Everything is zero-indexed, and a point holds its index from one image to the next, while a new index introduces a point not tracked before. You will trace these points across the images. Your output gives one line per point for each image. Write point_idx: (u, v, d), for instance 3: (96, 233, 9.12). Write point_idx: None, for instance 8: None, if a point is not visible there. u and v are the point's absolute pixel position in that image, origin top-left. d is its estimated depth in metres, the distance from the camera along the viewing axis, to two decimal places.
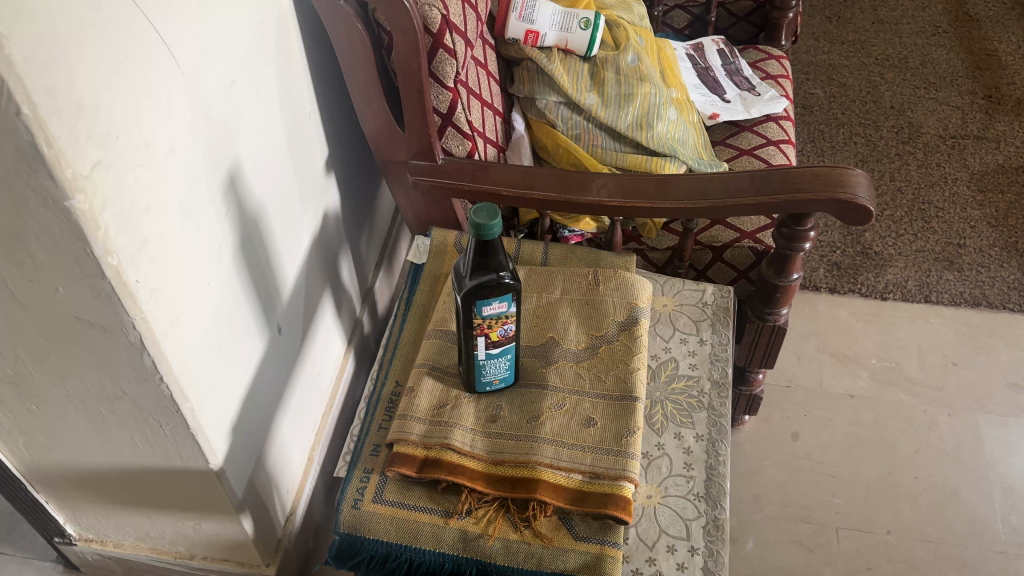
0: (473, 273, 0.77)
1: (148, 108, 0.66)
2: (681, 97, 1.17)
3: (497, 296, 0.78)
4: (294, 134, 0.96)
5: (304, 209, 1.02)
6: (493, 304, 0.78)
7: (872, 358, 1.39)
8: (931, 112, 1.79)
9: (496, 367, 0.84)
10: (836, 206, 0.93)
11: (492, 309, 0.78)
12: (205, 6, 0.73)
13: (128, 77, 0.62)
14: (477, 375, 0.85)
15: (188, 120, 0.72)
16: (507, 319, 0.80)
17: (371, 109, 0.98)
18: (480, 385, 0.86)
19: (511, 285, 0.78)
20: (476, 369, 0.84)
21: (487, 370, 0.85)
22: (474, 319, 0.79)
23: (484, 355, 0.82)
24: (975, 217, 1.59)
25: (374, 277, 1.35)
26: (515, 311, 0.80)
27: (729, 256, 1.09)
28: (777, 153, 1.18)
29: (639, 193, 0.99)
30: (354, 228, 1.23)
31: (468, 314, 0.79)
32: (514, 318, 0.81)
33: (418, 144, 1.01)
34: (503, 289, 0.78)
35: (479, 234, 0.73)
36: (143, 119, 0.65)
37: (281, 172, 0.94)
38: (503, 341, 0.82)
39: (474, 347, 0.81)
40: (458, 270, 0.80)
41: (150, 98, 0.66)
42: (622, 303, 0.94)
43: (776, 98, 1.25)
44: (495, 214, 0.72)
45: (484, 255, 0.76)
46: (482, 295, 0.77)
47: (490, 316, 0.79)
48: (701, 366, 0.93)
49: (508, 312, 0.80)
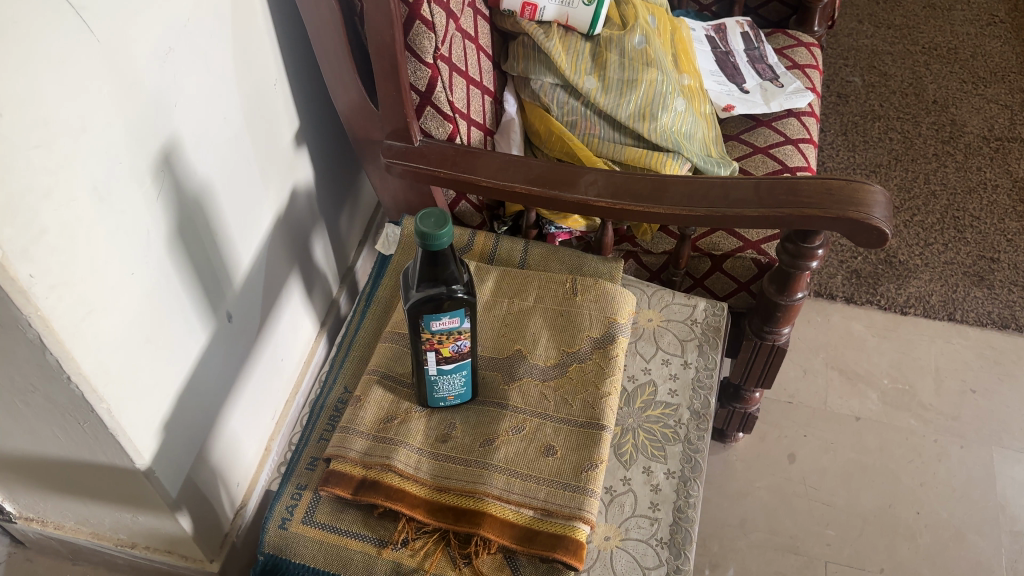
0: (421, 285, 0.68)
1: (49, 80, 0.57)
2: (694, 84, 1.06)
3: (448, 311, 0.69)
4: (253, 106, 0.87)
5: (267, 187, 0.94)
6: (442, 320, 0.69)
7: (884, 378, 1.29)
8: (977, 109, 1.65)
9: (450, 383, 0.77)
10: (847, 226, 0.83)
11: (442, 325, 0.70)
12: None
13: (19, 46, 0.54)
14: (429, 390, 0.77)
15: (105, 93, 0.64)
16: (460, 335, 0.71)
17: (342, 82, 0.89)
18: (433, 398, 0.78)
19: (465, 300, 0.69)
20: (426, 385, 0.76)
21: (440, 386, 0.77)
22: (423, 334, 0.70)
23: (434, 371, 0.74)
24: (1013, 230, 1.46)
25: (355, 257, 1.28)
26: (471, 327, 0.71)
27: (729, 266, 0.99)
28: (795, 154, 1.07)
29: (630, 194, 0.89)
30: (332, 204, 1.15)
31: (416, 327, 0.70)
32: (469, 334, 0.72)
33: (393, 124, 0.92)
34: (456, 304, 0.68)
35: (426, 246, 0.64)
36: (42, 95, 0.57)
37: (235, 148, 0.85)
38: (457, 358, 0.74)
39: (424, 361, 0.73)
40: (408, 278, 0.71)
41: (52, 67, 0.57)
42: (599, 317, 0.84)
43: (801, 90, 1.13)
44: (444, 222, 0.63)
45: (433, 266, 0.66)
46: (432, 310, 0.68)
47: (441, 331, 0.70)
48: (681, 393, 0.84)
49: (462, 328, 0.71)
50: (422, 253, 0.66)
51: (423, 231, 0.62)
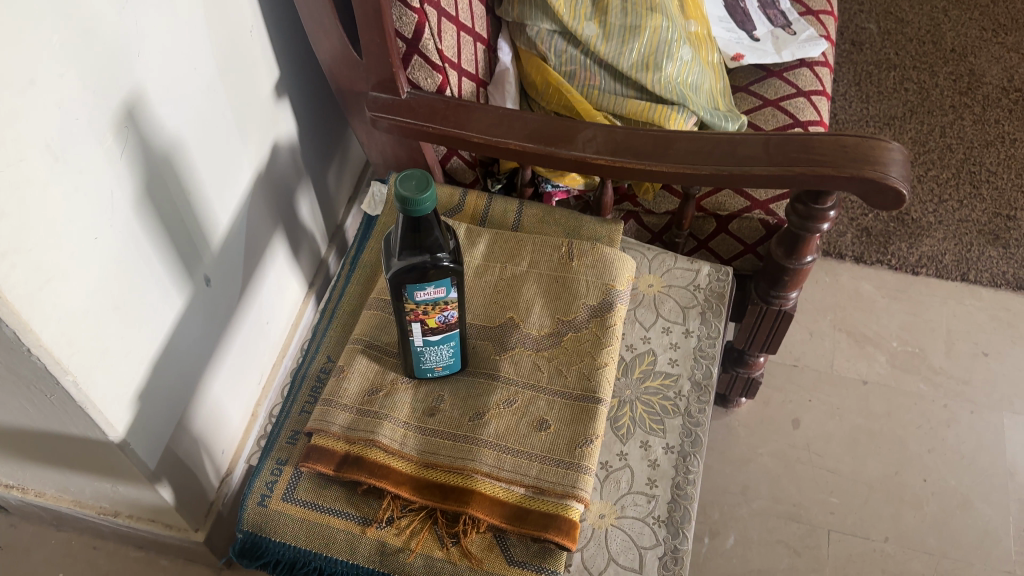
0: (402, 253, 0.63)
1: None
2: (701, 31, 1.00)
3: (432, 281, 0.64)
4: (228, 56, 0.82)
5: (245, 143, 0.89)
6: (426, 290, 0.65)
7: (894, 341, 1.25)
8: (997, 58, 1.58)
9: (438, 354, 0.72)
10: (862, 186, 0.78)
11: (426, 296, 0.65)
12: None
13: None
14: (415, 361, 0.73)
15: (56, 41, 0.58)
16: (446, 305, 0.67)
17: (323, 28, 0.84)
18: (421, 370, 0.74)
19: (451, 269, 0.64)
20: (412, 356, 0.72)
21: (427, 357, 0.72)
22: (406, 304, 0.66)
23: (420, 342, 0.70)
24: None
25: (345, 215, 1.23)
26: (458, 296, 0.67)
27: (736, 227, 0.94)
28: (807, 108, 1.01)
29: (630, 150, 0.84)
30: (317, 160, 1.10)
31: (399, 297, 0.66)
32: (457, 304, 0.68)
33: (379, 74, 0.86)
34: (442, 274, 0.64)
35: (408, 211, 0.59)
36: None
37: (208, 101, 0.80)
38: (444, 328, 0.69)
39: (409, 331, 0.69)
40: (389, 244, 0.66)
41: None
42: (596, 284, 0.79)
43: (814, 38, 1.06)
44: (427, 184, 0.58)
45: (416, 231, 0.62)
46: (415, 280, 0.64)
47: (425, 301, 0.66)
48: (682, 363, 0.80)
49: (449, 298, 0.66)
50: (403, 219, 0.61)
51: (405, 197, 0.57)
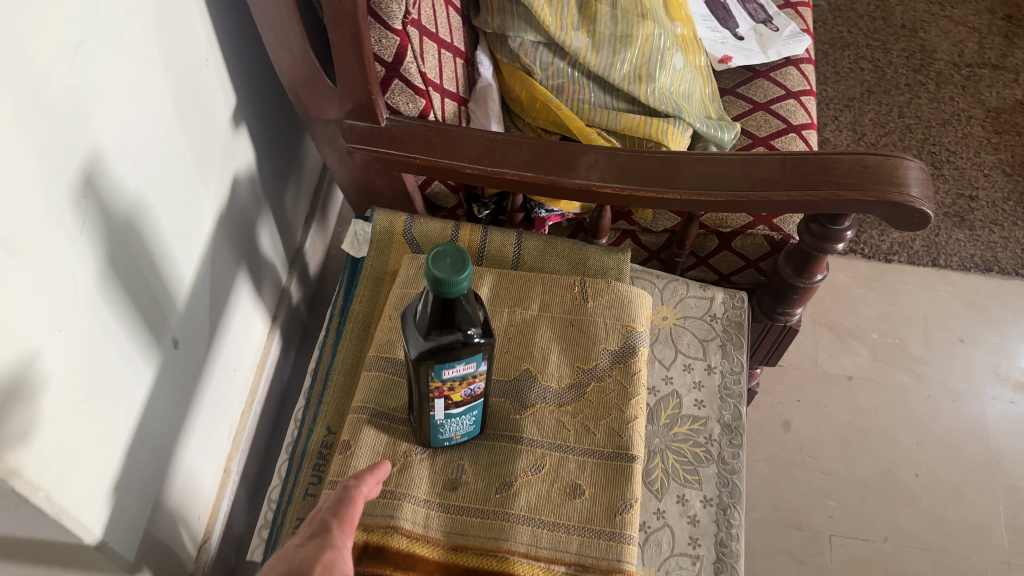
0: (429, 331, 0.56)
1: None
2: (687, 32, 0.93)
3: (464, 359, 0.57)
4: (184, 92, 0.71)
5: (206, 184, 0.79)
6: (456, 367, 0.58)
7: (873, 333, 1.24)
8: (945, 33, 1.58)
9: (459, 424, 0.66)
10: (887, 209, 0.74)
11: (455, 373, 0.58)
12: None
13: None
14: (432, 432, 0.66)
15: (3, 115, 0.47)
16: (474, 379, 0.60)
17: (290, 54, 0.74)
18: (437, 440, 0.67)
19: (484, 345, 0.57)
20: (431, 429, 0.65)
21: (447, 428, 0.66)
22: (431, 383, 0.59)
23: (441, 416, 0.63)
24: (989, 163, 1.41)
25: (304, 236, 1.13)
26: (486, 369, 0.60)
27: (739, 244, 0.90)
28: (798, 110, 0.96)
29: (638, 177, 0.78)
30: (276, 185, 1.00)
31: (423, 377, 0.58)
32: (484, 376, 0.61)
33: (355, 102, 0.77)
34: (475, 351, 0.57)
35: (439, 292, 0.52)
36: None
37: (167, 147, 0.69)
38: (469, 400, 0.63)
39: (431, 407, 0.61)
40: (409, 321, 0.58)
41: None
42: (616, 326, 0.74)
43: (798, 34, 1.02)
44: (463, 264, 0.51)
45: (445, 311, 0.54)
46: (446, 360, 0.57)
47: (452, 378, 0.59)
48: (709, 404, 0.75)
49: (478, 372, 0.60)
50: (433, 297, 0.54)
51: (441, 278, 0.50)
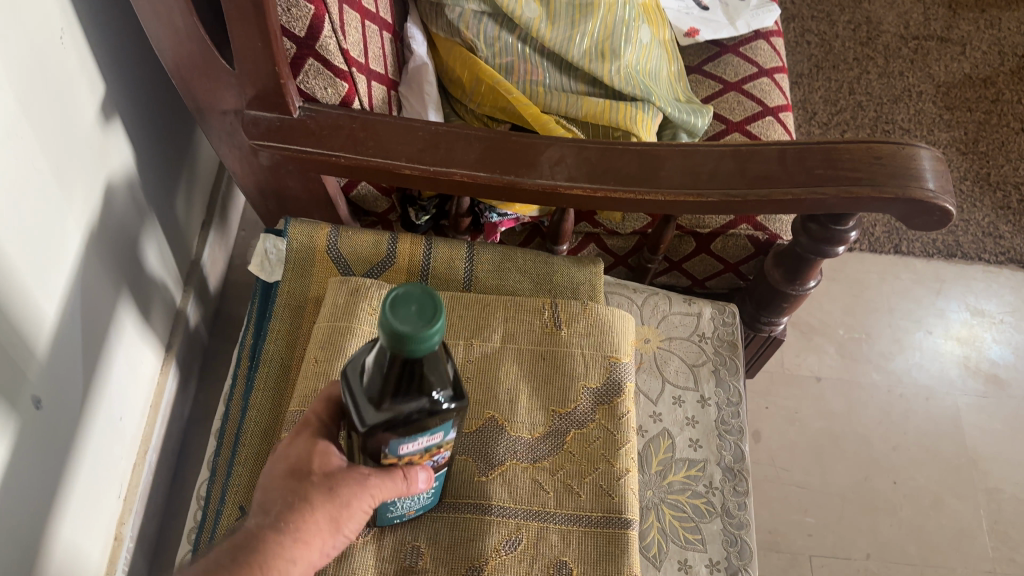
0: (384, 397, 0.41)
1: None
2: (649, 2, 0.78)
3: (428, 429, 0.43)
4: (28, 79, 0.54)
5: (68, 196, 0.61)
6: (417, 439, 0.44)
7: (839, 329, 1.16)
8: (890, 4, 1.50)
9: (413, 498, 0.51)
10: (904, 207, 0.63)
11: (416, 446, 0.44)
12: None
13: None
14: (379, 510, 0.52)
15: None
16: (438, 450, 0.46)
17: (172, 27, 0.57)
18: (385, 517, 0.53)
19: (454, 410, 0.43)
20: (379, 507, 0.50)
21: (398, 504, 0.51)
22: (384, 458, 0.44)
23: None
24: (944, 141, 1.34)
25: (200, 246, 0.96)
26: (456, 434, 0.46)
27: (718, 246, 0.78)
28: (774, 89, 0.84)
29: (612, 175, 0.64)
30: (165, 189, 0.83)
31: (372, 453, 0.44)
32: (450, 444, 0.47)
33: (259, 88, 0.61)
34: (443, 418, 0.43)
35: (397, 351, 0.37)
36: None
37: (6, 154, 0.52)
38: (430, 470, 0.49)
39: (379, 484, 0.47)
40: (353, 380, 0.43)
41: None
42: (596, 359, 0.61)
43: (766, 3, 0.89)
44: (436, 313, 0.37)
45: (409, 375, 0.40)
46: (406, 432, 0.42)
47: (411, 453, 0.45)
48: (706, 444, 0.64)
49: (445, 441, 0.46)
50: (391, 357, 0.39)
51: (407, 337, 0.36)
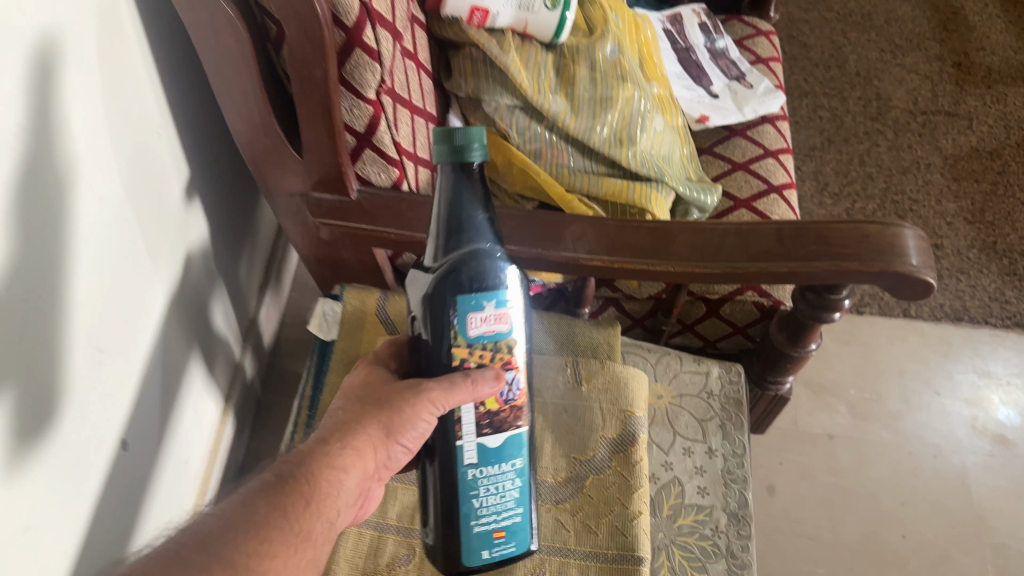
0: (451, 242, 0.49)
1: None
2: (664, 92, 0.87)
3: (492, 291, 0.48)
4: (131, 168, 0.64)
5: (157, 266, 0.71)
6: (484, 310, 0.49)
7: (850, 389, 1.22)
8: (899, 81, 1.59)
9: (501, 489, 0.53)
10: (890, 281, 0.70)
11: (484, 323, 0.49)
12: None
13: None
14: (469, 504, 0.52)
15: None
16: (509, 356, 0.50)
17: (250, 124, 0.67)
18: (474, 539, 0.53)
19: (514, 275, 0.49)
20: (468, 488, 0.52)
21: (488, 495, 0.52)
22: (456, 350, 0.49)
23: (476, 454, 0.52)
24: (952, 211, 1.42)
25: (257, 305, 1.05)
26: (527, 340, 0.51)
27: (727, 310, 0.86)
28: (778, 169, 0.93)
29: (629, 249, 0.73)
30: (231, 256, 0.93)
31: (446, 332, 0.49)
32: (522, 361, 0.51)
33: (322, 173, 0.70)
34: (504, 280, 0.48)
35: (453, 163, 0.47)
36: None
37: (113, 234, 0.62)
38: (510, 424, 0.52)
39: (458, 426, 0.51)
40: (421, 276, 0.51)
41: None
42: (613, 412, 0.69)
43: (773, 90, 0.97)
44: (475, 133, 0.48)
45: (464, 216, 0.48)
46: (471, 288, 0.48)
47: (483, 340, 0.50)
48: (713, 491, 0.71)
49: (517, 340, 0.50)
50: (448, 187, 0.49)
51: (447, 132, 0.46)
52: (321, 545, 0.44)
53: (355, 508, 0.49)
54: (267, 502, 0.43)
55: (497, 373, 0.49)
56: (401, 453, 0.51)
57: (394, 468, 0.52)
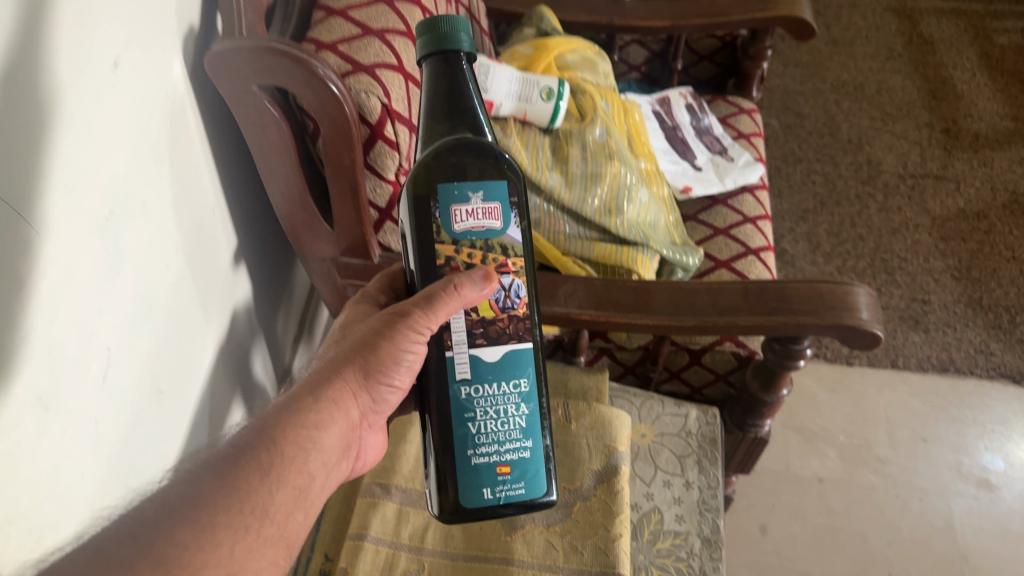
0: (437, 136, 0.50)
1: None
2: (650, 168, 0.99)
3: (478, 181, 0.49)
4: (192, 238, 0.76)
5: (209, 318, 0.83)
6: (471, 202, 0.49)
7: (840, 435, 1.30)
8: (889, 148, 1.73)
9: (499, 414, 0.52)
10: (842, 331, 0.80)
11: (471, 218, 0.49)
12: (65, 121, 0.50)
13: None
14: (467, 429, 0.51)
15: (59, 275, 0.51)
16: (503, 264, 0.51)
17: (290, 201, 0.80)
18: (475, 470, 0.52)
19: (501, 164, 0.49)
20: (468, 410, 0.51)
21: (486, 420, 0.52)
22: (442, 248, 0.50)
23: (473, 372, 0.51)
24: (939, 268, 1.51)
25: (292, 357, 1.18)
26: (523, 242, 0.51)
27: (708, 359, 0.96)
28: (756, 234, 1.04)
29: (613, 304, 0.84)
30: (271, 312, 1.05)
31: (431, 227, 0.49)
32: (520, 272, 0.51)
33: (349, 241, 0.83)
34: (491, 171, 0.49)
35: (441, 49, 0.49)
36: None
37: (177, 294, 0.74)
38: (508, 338, 0.52)
39: (447, 335, 0.51)
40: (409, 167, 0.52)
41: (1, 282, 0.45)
42: (598, 447, 0.79)
43: (751, 163, 1.10)
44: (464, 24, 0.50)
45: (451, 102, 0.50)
46: (455, 179, 0.48)
47: (471, 237, 0.50)
48: (689, 519, 0.80)
49: (511, 241, 0.51)
50: (435, 80, 0.50)
51: (433, 17, 0.48)
52: (290, 514, 0.44)
53: (337, 462, 0.51)
54: (233, 470, 0.43)
55: (492, 270, 0.50)
56: (389, 394, 0.54)
57: (382, 411, 0.55)
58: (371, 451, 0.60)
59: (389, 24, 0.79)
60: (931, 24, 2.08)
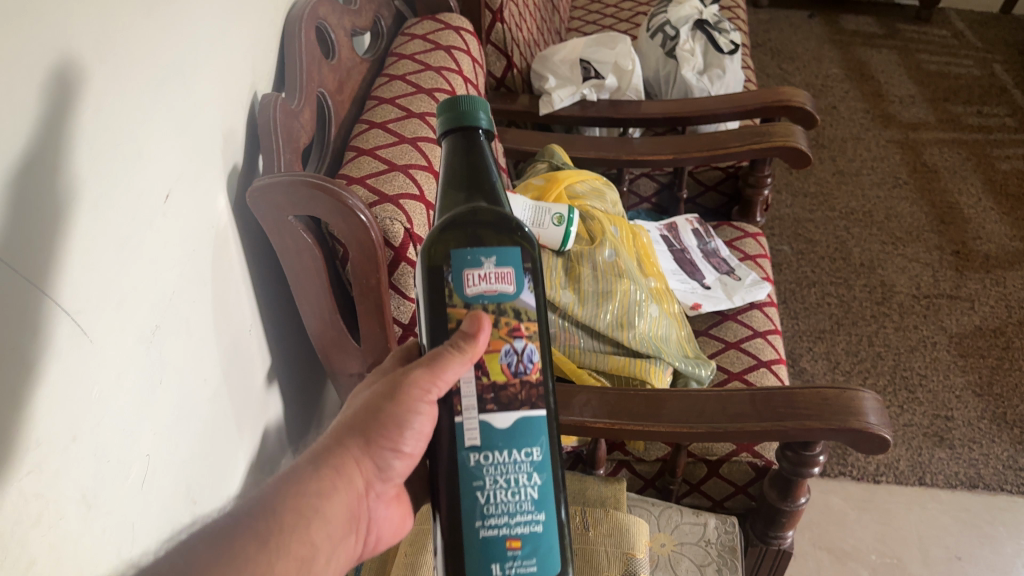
0: (453, 205, 0.53)
1: (57, 383, 0.50)
2: (660, 286, 1.05)
3: (488, 248, 0.50)
4: (229, 355, 0.82)
5: (242, 435, 0.88)
6: (483, 266, 0.50)
7: (872, 554, 1.28)
8: (901, 269, 1.78)
9: (510, 486, 0.50)
10: (849, 436, 0.83)
11: (482, 281, 0.50)
12: (127, 238, 0.57)
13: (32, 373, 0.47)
14: (477, 498, 0.50)
15: (112, 380, 0.56)
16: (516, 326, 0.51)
17: (321, 320, 0.86)
18: (484, 543, 0.50)
19: (512, 232, 0.51)
20: (477, 479, 0.50)
21: (497, 492, 0.50)
22: (455, 309, 0.51)
23: (484, 440, 0.50)
24: (960, 384, 1.53)
25: None
26: (536, 307, 0.51)
27: (726, 470, 0.99)
28: (766, 347, 1.08)
29: (626, 412, 0.87)
30: (301, 431, 1.10)
31: (442, 289, 0.51)
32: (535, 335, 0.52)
33: (375, 356, 0.87)
34: (502, 238, 0.51)
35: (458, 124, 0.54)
36: (48, 409, 0.49)
37: (212, 407, 0.78)
38: (520, 405, 0.51)
39: (457, 400, 0.51)
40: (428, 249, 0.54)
41: (58, 385, 0.50)
42: (617, 554, 0.80)
43: (758, 282, 1.15)
44: (485, 105, 0.55)
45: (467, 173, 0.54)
46: (466, 244, 0.50)
47: (483, 301, 0.50)
48: None
49: (524, 305, 0.51)
50: (453, 156, 0.54)
51: (448, 98, 0.54)
52: None
53: (341, 532, 0.53)
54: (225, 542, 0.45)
55: (489, 318, 0.50)
56: (394, 459, 0.56)
57: (390, 478, 0.57)
58: (390, 526, 0.61)
59: (412, 161, 0.88)
60: (934, 153, 2.19)
